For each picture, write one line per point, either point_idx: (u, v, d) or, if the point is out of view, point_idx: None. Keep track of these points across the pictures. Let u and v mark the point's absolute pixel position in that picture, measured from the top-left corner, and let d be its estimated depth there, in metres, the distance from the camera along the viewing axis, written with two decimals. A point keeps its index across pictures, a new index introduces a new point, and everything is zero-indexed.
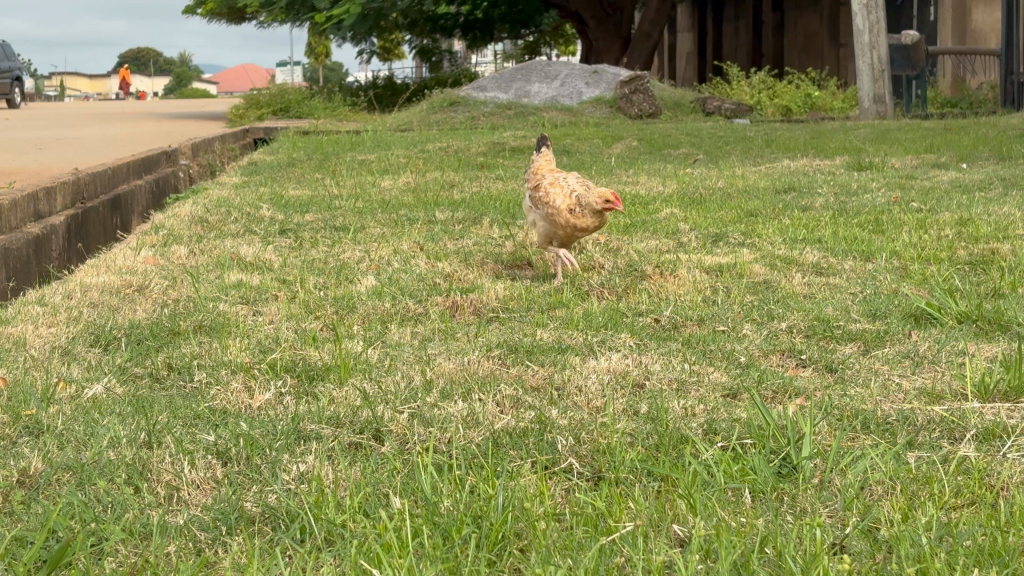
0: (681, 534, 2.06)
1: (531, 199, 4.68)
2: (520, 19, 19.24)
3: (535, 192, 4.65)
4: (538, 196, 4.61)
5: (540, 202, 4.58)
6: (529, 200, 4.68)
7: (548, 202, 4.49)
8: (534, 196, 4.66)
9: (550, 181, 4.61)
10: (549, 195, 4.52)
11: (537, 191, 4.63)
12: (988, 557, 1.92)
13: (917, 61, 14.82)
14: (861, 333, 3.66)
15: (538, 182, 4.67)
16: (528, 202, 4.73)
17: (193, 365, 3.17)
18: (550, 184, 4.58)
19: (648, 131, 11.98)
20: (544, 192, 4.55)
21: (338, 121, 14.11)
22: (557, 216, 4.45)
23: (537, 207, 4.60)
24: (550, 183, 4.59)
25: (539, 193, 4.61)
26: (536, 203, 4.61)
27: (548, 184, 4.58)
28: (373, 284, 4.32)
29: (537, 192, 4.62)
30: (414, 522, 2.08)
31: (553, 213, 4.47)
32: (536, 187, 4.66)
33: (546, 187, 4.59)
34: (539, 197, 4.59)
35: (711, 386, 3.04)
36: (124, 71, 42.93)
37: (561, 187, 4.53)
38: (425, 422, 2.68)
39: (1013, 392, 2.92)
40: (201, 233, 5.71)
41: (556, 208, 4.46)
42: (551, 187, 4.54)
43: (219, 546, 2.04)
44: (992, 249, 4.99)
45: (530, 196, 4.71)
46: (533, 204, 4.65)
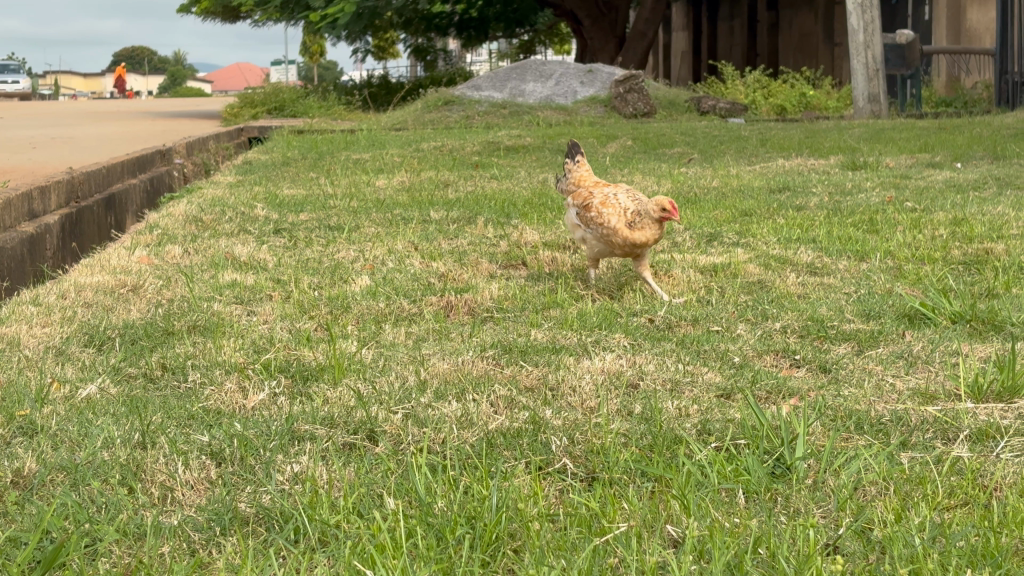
0: (675, 535, 2.06)
1: (578, 218, 4.46)
2: (514, 18, 19.25)
3: (581, 210, 4.43)
4: (585, 213, 4.40)
5: (587, 220, 4.36)
6: (576, 218, 4.46)
7: (599, 219, 4.28)
8: (580, 213, 4.44)
9: (597, 197, 4.40)
10: (598, 212, 4.31)
11: (584, 208, 4.41)
12: (981, 558, 1.92)
13: (911, 60, 14.82)
14: (855, 333, 3.66)
15: (583, 200, 4.46)
16: (574, 220, 4.51)
17: (187, 366, 3.17)
18: (598, 201, 4.36)
19: (643, 130, 11.98)
20: (593, 209, 4.34)
21: (332, 120, 14.12)
22: (612, 233, 4.23)
23: (586, 224, 4.38)
24: (597, 199, 4.38)
25: (586, 210, 4.40)
26: (584, 220, 4.39)
27: (596, 201, 4.37)
28: (367, 284, 4.31)
29: (583, 210, 4.41)
30: (408, 522, 2.08)
31: (606, 230, 4.25)
32: (582, 205, 4.44)
33: (593, 203, 4.37)
34: (587, 214, 4.38)
35: (705, 386, 3.04)
36: (118, 70, 42.79)
37: (611, 201, 4.32)
38: (419, 422, 2.69)
39: (1006, 391, 2.93)
40: (195, 232, 5.70)
41: (609, 225, 4.24)
42: (600, 204, 4.33)
43: (213, 546, 2.04)
44: (986, 249, 4.99)
45: (576, 213, 4.49)
46: (580, 222, 4.43)
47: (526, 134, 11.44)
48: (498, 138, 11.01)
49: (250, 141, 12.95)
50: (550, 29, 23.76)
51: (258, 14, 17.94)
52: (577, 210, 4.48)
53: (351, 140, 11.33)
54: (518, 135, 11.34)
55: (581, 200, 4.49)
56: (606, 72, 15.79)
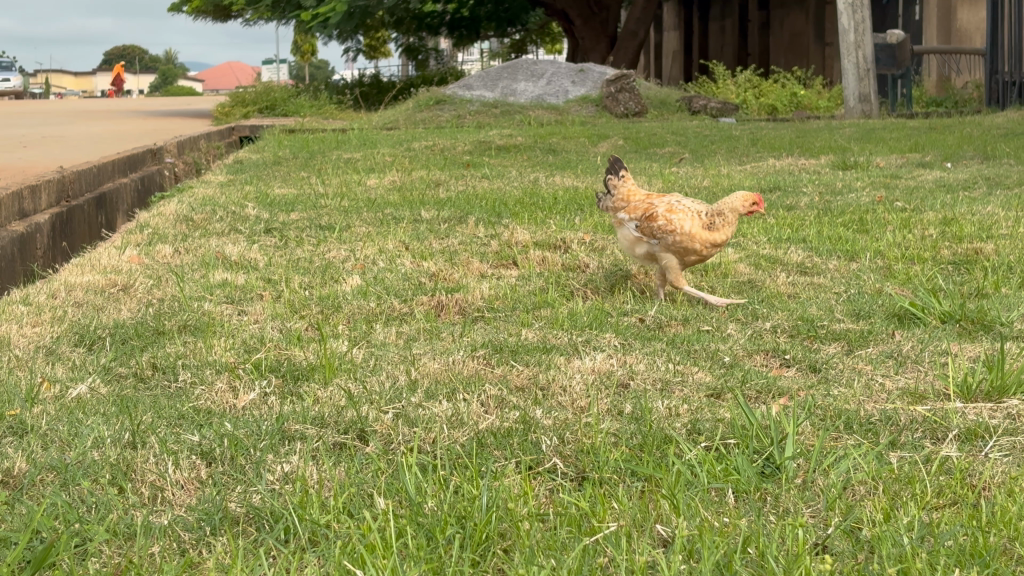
0: (664, 534, 2.07)
1: (635, 228, 4.30)
2: (506, 17, 19.23)
3: (640, 221, 4.27)
4: (646, 223, 4.25)
5: (651, 231, 4.23)
6: (633, 230, 4.29)
7: (669, 227, 4.17)
8: (639, 224, 4.29)
9: (654, 206, 4.27)
10: (665, 221, 4.20)
11: (642, 218, 4.26)
12: (970, 557, 1.93)
13: (901, 60, 14.86)
14: (844, 333, 3.67)
15: (636, 210, 4.30)
16: (628, 232, 4.34)
17: (178, 365, 3.16)
18: (661, 209, 4.24)
19: (633, 129, 11.99)
20: (659, 218, 4.21)
21: (322, 120, 14.15)
22: (691, 240, 4.17)
23: (650, 235, 4.23)
24: (656, 207, 4.26)
25: (646, 221, 4.25)
26: (646, 231, 4.25)
27: (657, 208, 4.25)
28: (358, 284, 4.31)
29: (643, 220, 4.25)
30: (398, 521, 2.08)
31: (682, 237, 4.17)
32: (639, 215, 4.29)
33: (654, 212, 4.25)
34: (649, 225, 4.24)
35: (694, 386, 3.04)
36: (116, 67, 42.70)
37: (678, 207, 4.23)
38: (410, 421, 2.69)
39: (995, 391, 2.94)
40: (187, 232, 5.69)
41: (685, 231, 4.17)
42: (665, 212, 4.21)
43: (203, 546, 2.04)
44: (976, 249, 5.00)
45: (631, 225, 4.32)
46: (639, 233, 4.28)
47: (518, 134, 11.42)
48: (490, 137, 10.98)
49: (241, 141, 12.92)
50: (541, 28, 23.77)
51: (249, 13, 17.94)
52: (632, 221, 4.31)
53: (342, 139, 11.29)
54: (509, 135, 11.32)
55: (633, 210, 4.33)
56: (598, 72, 15.80)
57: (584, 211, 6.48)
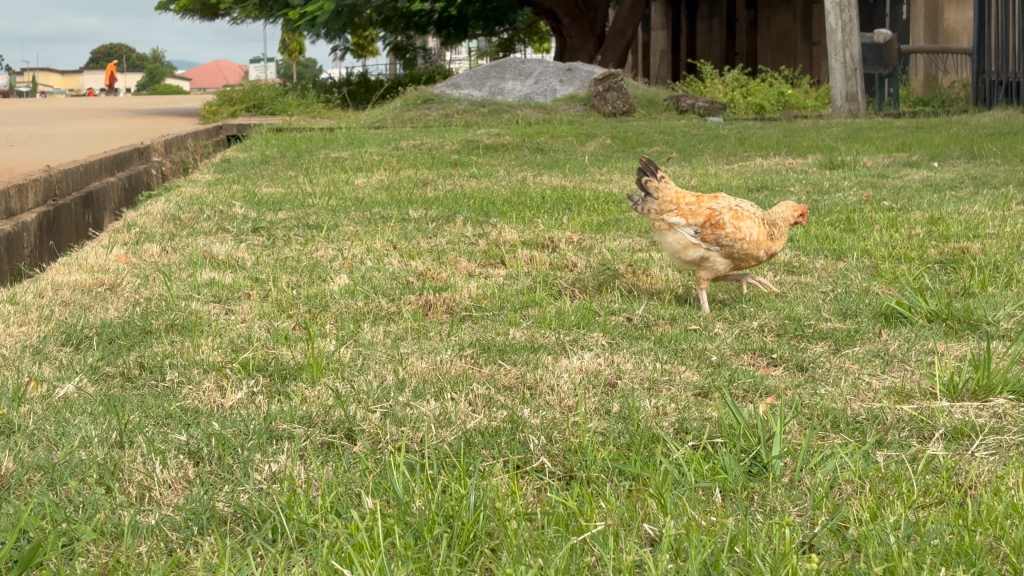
0: (651, 533, 2.07)
1: (694, 235, 4.13)
2: (494, 16, 19.23)
3: (702, 227, 4.11)
4: (709, 229, 4.11)
5: (716, 238, 4.10)
6: (692, 236, 4.13)
7: (739, 236, 4.09)
8: (698, 230, 4.13)
9: (715, 212, 4.13)
10: (732, 228, 4.10)
11: (706, 225, 4.11)
12: (956, 556, 1.94)
13: (888, 59, 14.90)
14: (831, 331, 3.69)
15: (696, 216, 4.13)
16: (680, 235, 4.15)
17: (165, 365, 3.16)
18: (726, 216, 4.12)
19: (621, 130, 11.99)
20: (726, 226, 4.10)
21: (312, 121, 13.98)
22: (755, 247, 4.14)
23: (713, 242, 4.11)
24: (717, 214, 4.12)
25: (709, 227, 4.11)
26: (709, 238, 4.11)
27: (721, 215, 4.13)
28: (345, 283, 4.30)
29: (707, 226, 4.10)
30: (385, 521, 2.08)
31: (747, 245, 4.12)
32: (699, 221, 4.13)
33: (717, 219, 4.12)
34: (713, 232, 4.11)
35: (682, 385, 3.05)
36: (109, 67, 42.75)
37: (740, 215, 4.15)
38: (398, 420, 2.69)
39: (981, 391, 2.95)
40: (174, 231, 5.69)
41: (750, 240, 4.12)
42: (732, 220, 4.11)
43: (191, 546, 2.04)
44: (962, 249, 5.01)
45: (686, 230, 4.14)
46: (699, 240, 4.12)
47: (505, 133, 11.44)
48: (477, 136, 10.99)
49: (228, 139, 12.91)
50: (528, 27, 23.77)
51: (236, 12, 17.94)
52: (691, 225, 4.13)
53: (330, 138, 11.31)
54: (496, 134, 11.34)
55: (689, 215, 4.15)
56: (586, 71, 15.81)
57: (571, 211, 6.48)
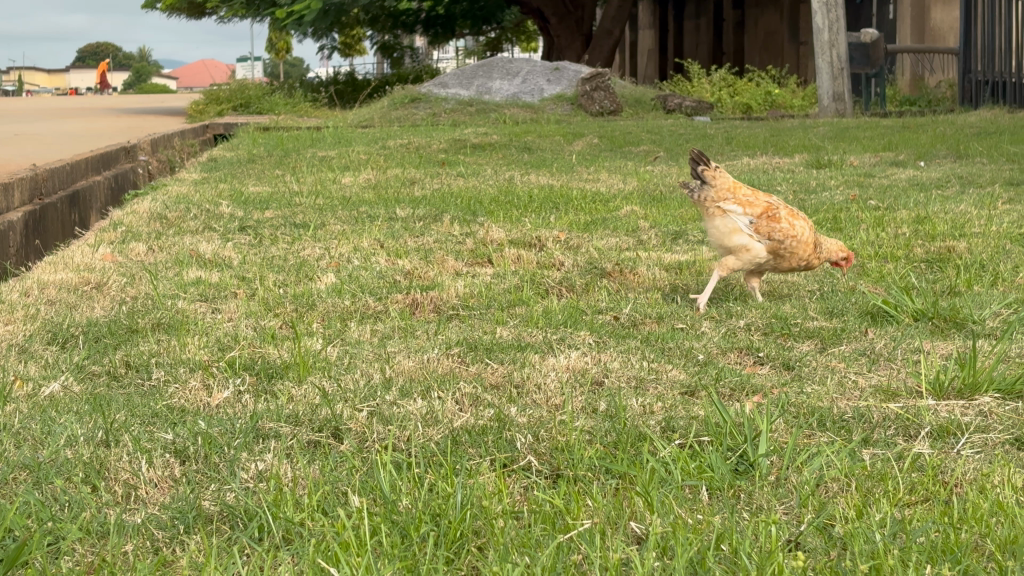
0: (638, 532, 2.07)
1: (746, 224, 4.17)
2: (482, 14, 19.24)
3: (757, 218, 4.17)
4: (764, 222, 4.17)
5: (768, 231, 4.16)
6: (745, 224, 4.16)
7: (791, 233, 4.16)
8: (752, 220, 4.18)
9: (772, 207, 4.20)
10: (787, 225, 4.17)
11: (763, 217, 4.17)
12: (941, 554, 1.94)
13: (875, 59, 14.95)
14: (818, 330, 3.70)
15: (753, 206, 4.18)
16: (733, 222, 4.18)
17: (151, 364, 3.15)
18: (781, 214, 4.20)
19: (608, 129, 11.97)
20: (782, 221, 4.17)
21: (302, 121, 13.78)
22: (803, 249, 4.20)
23: (764, 235, 4.15)
24: (773, 209, 4.20)
25: (764, 219, 4.17)
26: (762, 230, 4.16)
27: (777, 211, 4.20)
28: (332, 281, 4.31)
29: (764, 218, 4.17)
30: (372, 519, 2.08)
31: (796, 244, 4.19)
32: (755, 212, 4.18)
33: (774, 213, 4.19)
34: (768, 225, 4.16)
35: (669, 383, 3.06)
36: (102, 67, 42.78)
37: (793, 215, 4.24)
38: (384, 420, 2.68)
39: (967, 388, 2.96)
40: (161, 230, 5.68)
41: (800, 240, 4.20)
42: (787, 217, 4.19)
43: (177, 545, 2.04)
44: (948, 247, 5.03)
45: (740, 218, 4.18)
46: (751, 230, 4.16)
47: (492, 132, 11.46)
48: (464, 135, 11.02)
49: (215, 138, 12.91)
50: (515, 27, 23.81)
51: (224, 11, 17.94)
52: (746, 214, 4.18)
53: (317, 137, 11.32)
54: (483, 133, 11.36)
55: (745, 204, 4.20)
56: (573, 70, 15.82)
57: (558, 210, 6.48)
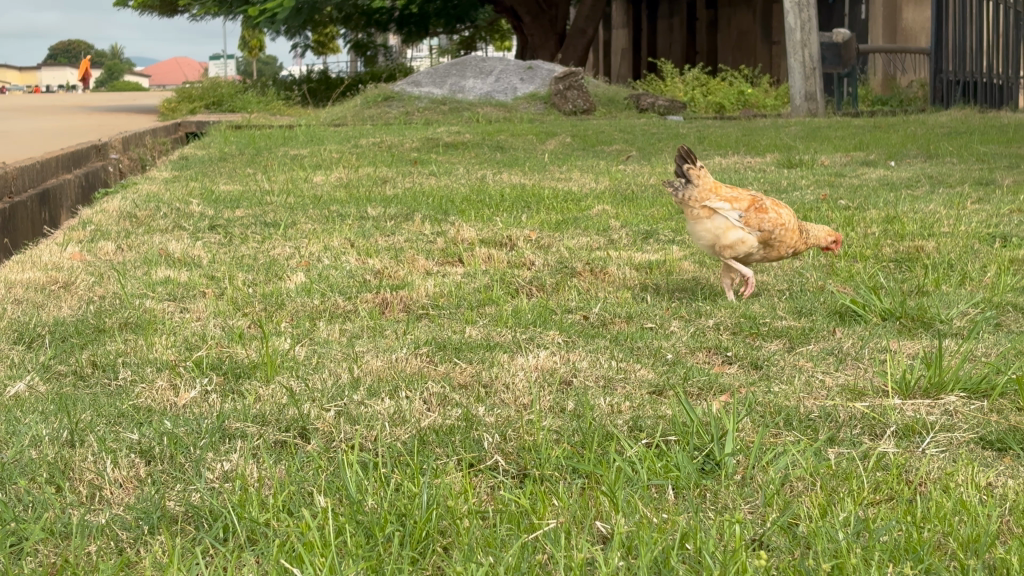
0: (603, 531, 2.07)
1: (736, 219, 4.18)
2: (455, 13, 19.23)
3: (746, 212, 4.19)
4: (752, 214, 4.19)
5: (758, 223, 4.21)
6: (737, 219, 4.17)
7: (779, 222, 4.26)
8: (740, 215, 4.19)
9: (755, 198, 4.24)
10: (773, 215, 4.26)
11: (751, 210, 4.20)
12: (904, 552, 1.95)
13: (847, 58, 15.01)
14: (786, 329, 3.71)
15: (739, 201, 4.20)
16: (724, 220, 4.17)
17: (118, 364, 3.14)
18: (765, 205, 4.26)
19: (580, 128, 11.97)
20: (768, 212, 4.24)
21: (276, 119, 13.66)
22: (787, 234, 4.29)
23: (755, 227, 4.19)
24: (758, 201, 4.24)
25: (752, 212, 4.20)
26: (752, 222, 4.19)
27: (759, 202, 4.24)
28: (302, 280, 4.30)
29: (751, 210, 4.19)
30: (337, 520, 2.08)
31: (782, 232, 4.28)
32: (742, 206, 4.20)
33: (758, 205, 4.24)
34: (756, 217, 4.21)
35: (637, 382, 3.07)
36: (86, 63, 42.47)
37: (772, 204, 4.30)
38: (352, 419, 2.68)
39: (933, 388, 2.98)
40: (130, 228, 5.66)
41: (784, 227, 4.29)
42: (772, 207, 4.27)
43: (141, 545, 2.03)
44: (918, 246, 5.06)
45: (730, 215, 4.18)
46: (742, 224, 4.18)
47: (465, 130, 11.44)
48: (437, 134, 11.01)
49: (187, 136, 12.85)
50: (489, 25, 23.82)
51: (196, 8, 17.87)
52: (735, 209, 4.18)
53: (289, 135, 11.27)
54: (456, 131, 11.34)
55: (731, 200, 4.20)
56: (546, 69, 15.83)
57: (531, 209, 6.48)
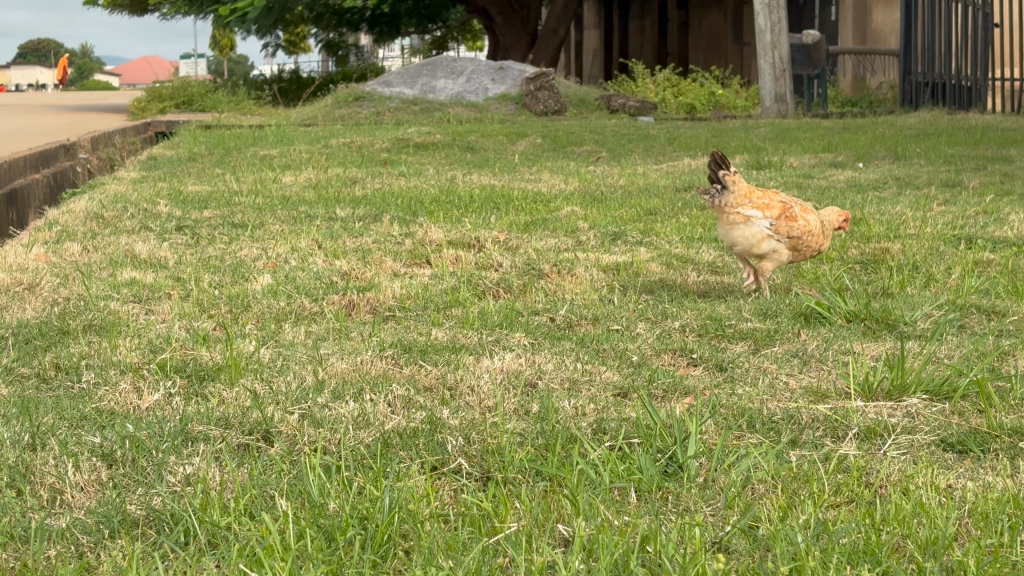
0: (565, 534, 2.08)
1: (768, 227, 4.19)
2: (426, 13, 19.22)
3: (777, 219, 4.19)
4: (782, 223, 4.20)
5: (787, 230, 4.22)
6: (768, 229, 4.18)
7: (806, 228, 4.26)
8: (772, 223, 4.19)
9: (787, 205, 4.22)
10: (802, 221, 4.25)
11: (781, 218, 4.19)
12: (863, 555, 1.96)
13: (817, 60, 15.07)
14: (751, 332, 3.72)
15: (772, 208, 4.19)
16: (756, 229, 4.17)
17: (81, 366, 3.12)
18: (795, 211, 4.25)
19: (551, 128, 11.99)
20: (797, 219, 4.24)
21: (246, 119, 13.59)
22: (815, 238, 4.31)
23: (783, 234, 4.21)
24: (788, 207, 4.23)
25: (783, 220, 4.20)
26: (782, 231, 4.20)
27: (791, 209, 4.23)
28: (268, 282, 4.29)
29: (783, 220, 4.19)
30: (298, 523, 2.07)
31: (810, 237, 4.29)
32: (774, 214, 4.19)
33: (790, 212, 4.22)
34: (785, 224, 4.21)
35: (602, 385, 3.07)
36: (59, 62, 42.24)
37: (801, 208, 4.30)
38: (316, 423, 2.67)
39: (895, 390, 3.00)
40: (96, 230, 5.63)
41: (812, 232, 4.30)
42: (801, 214, 4.26)
43: (101, 549, 2.03)
44: (883, 249, 5.09)
45: (762, 223, 4.17)
46: (773, 232, 4.20)
47: (436, 131, 11.44)
48: (408, 134, 11.00)
49: (156, 136, 12.81)
50: (461, 25, 23.83)
51: (166, 7, 17.80)
52: (767, 219, 4.17)
53: (258, 135, 11.25)
54: (426, 131, 11.33)
55: (764, 208, 4.18)
56: (517, 70, 15.83)
57: (499, 210, 6.49)
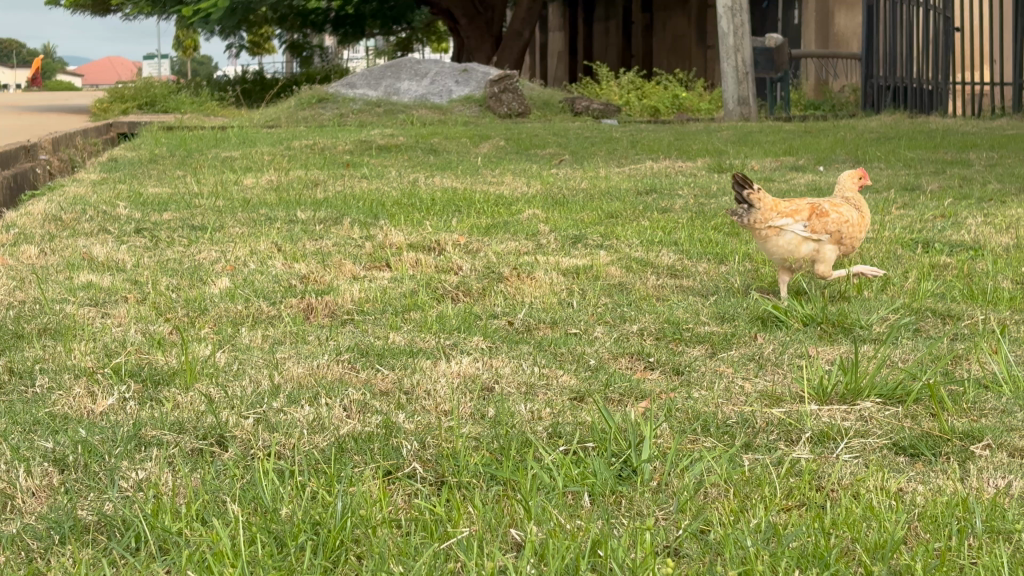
0: (517, 539, 2.08)
1: (803, 230, 4.12)
2: (391, 14, 19.19)
3: (809, 220, 4.12)
4: (816, 222, 4.13)
5: (823, 228, 4.14)
6: (803, 230, 4.11)
7: (843, 220, 4.18)
8: (806, 224, 4.12)
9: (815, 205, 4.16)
10: (835, 215, 4.18)
11: (812, 217, 4.13)
12: (812, 559, 1.98)
13: (779, 63, 15.13)
14: (708, 335, 3.74)
15: (800, 212, 4.13)
16: (792, 235, 4.11)
17: (35, 371, 3.10)
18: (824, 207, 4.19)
19: (515, 130, 12.02)
20: (830, 213, 4.17)
21: (209, 120, 13.56)
22: (856, 229, 4.23)
23: (822, 232, 4.14)
24: (816, 207, 4.17)
25: (816, 218, 4.14)
26: (818, 229, 4.13)
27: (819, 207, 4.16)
28: (226, 285, 4.29)
29: (815, 218, 4.12)
30: (249, 529, 2.07)
31: (850, 228, 4.21)
32: (805, 216, 4.13)
33: (820, 210, 4.16)
34: (820, 222, 4.14)
35: (558, 389, 3.08)
36: None
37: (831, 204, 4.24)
38: (270, 427, 2.67)
39: (850, 393, 3.01)
40: (54, 231, 5.60)
41: (851, 223, 4.22)
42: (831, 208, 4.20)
43: (50, 555, 2.02)
44: None
45: (796, 228, 4.11)
46: (810, 233, 4.13)
47: (398, 134, 11.45)
48: (371, 137, 10.99)
49: (118, 137, 12.74)
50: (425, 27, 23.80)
51: (129, 7, 17.70)
52: (799, 222, 4.11)
53: (221, 137, 11.22)
54: (388, 134, 11.32)
55: (793, 213, 4.13)
56: (481, 71, 15.84)
57: (461, 213, 6.51)
